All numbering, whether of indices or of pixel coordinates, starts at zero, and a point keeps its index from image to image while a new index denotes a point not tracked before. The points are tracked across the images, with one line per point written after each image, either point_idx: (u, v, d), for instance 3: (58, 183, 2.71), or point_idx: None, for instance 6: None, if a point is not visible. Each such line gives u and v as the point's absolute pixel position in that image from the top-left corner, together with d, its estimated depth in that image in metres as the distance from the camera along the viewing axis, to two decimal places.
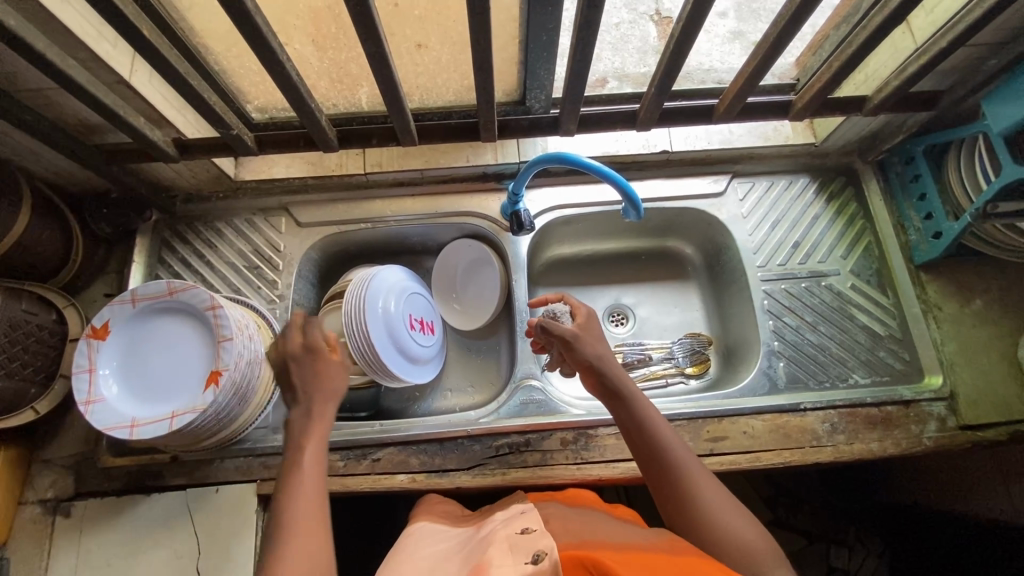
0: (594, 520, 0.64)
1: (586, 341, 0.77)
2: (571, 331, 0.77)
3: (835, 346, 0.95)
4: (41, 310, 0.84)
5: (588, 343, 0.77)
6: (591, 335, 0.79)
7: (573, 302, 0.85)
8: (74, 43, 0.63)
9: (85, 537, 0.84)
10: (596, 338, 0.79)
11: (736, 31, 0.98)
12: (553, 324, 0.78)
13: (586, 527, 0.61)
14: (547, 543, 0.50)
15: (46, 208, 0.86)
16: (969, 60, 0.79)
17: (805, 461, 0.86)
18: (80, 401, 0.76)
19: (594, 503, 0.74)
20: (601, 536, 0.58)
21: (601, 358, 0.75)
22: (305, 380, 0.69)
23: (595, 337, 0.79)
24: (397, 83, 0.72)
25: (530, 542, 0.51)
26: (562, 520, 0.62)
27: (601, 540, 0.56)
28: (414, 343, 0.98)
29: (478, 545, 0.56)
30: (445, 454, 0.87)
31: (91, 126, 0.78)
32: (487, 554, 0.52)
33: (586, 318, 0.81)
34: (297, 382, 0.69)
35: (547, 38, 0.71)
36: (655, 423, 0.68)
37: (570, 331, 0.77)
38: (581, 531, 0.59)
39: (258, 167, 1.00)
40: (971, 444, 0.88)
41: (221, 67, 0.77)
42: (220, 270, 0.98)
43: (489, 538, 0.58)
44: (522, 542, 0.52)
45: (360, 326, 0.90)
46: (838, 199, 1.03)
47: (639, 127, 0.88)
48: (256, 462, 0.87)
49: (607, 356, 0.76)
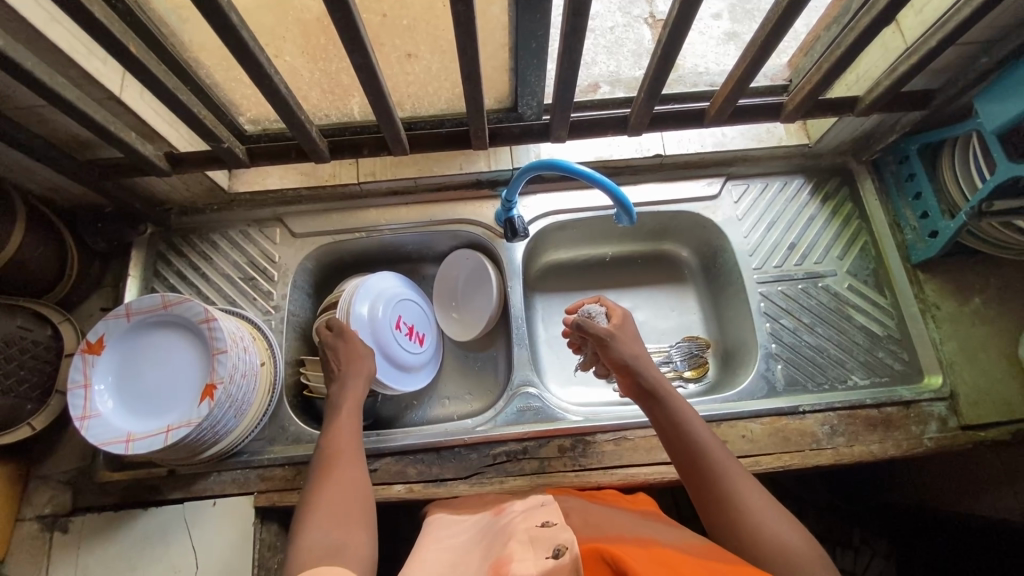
0: (614, 513, 0.65)
1: (623, 341, 0.77)
2: (606, 330, 0.77)
3: (833, 348, 0.95)
4: (35, 325, 0.84)
5: (625, 341, 0.77)
6: (625, 333, 0.79)
7: (608, 305, 0.85)
8: (63, 60, 0.63)
9: (82, 553, 0.83)
10: (633, 338, 0.79)
11: (731, 32, 1.01)
12: (588, 321, 0.76)
13: (605, 519, 0.62)
14: (568, 538, 0.51)
15: (40, 224, 0.86)
16: (960, 59, 0.79)
17: (805, 464, 0.86)
18: (75, 417, 0.76)
19: (612, 499, 0.75)
20: (618, 526, 0.60)
21: (638, 356, 0.75)
22: (339, 365, 0.83)
23: (629, 334, 0.79)
24: (386, 94, 0.72)
25: (550, 538, 0.53)
26: (581, 512, 0.64)
27: (621, 533, 0.57)
28: (404, 350, 0.98)
29: (500, 540, 0.58)
30: (442, 464, 0.87)
31: (83, 142, 0.78)
32: (509, 547, 0.54)
33: (619, 319, 0.81)
34: (335, 366, 0.83)
35: (537, 46, 0.71)
36: (692, 423, 0.68)
37: (606, 330, 0.77)
38: (599, 521, 0.61)
39: (251, 179, 1.00)
40: (973, 444, 0.87)
41: (212, 81, 0.78)
42: (215, 282, 0.98)
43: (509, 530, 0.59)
44: (543, 535, 0.54)
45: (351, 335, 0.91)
46: (833, 199, 1.03)
47: (631, 132, 0.88)
48: (252, 474, 0.87)
49: (643, 355, 0.76)
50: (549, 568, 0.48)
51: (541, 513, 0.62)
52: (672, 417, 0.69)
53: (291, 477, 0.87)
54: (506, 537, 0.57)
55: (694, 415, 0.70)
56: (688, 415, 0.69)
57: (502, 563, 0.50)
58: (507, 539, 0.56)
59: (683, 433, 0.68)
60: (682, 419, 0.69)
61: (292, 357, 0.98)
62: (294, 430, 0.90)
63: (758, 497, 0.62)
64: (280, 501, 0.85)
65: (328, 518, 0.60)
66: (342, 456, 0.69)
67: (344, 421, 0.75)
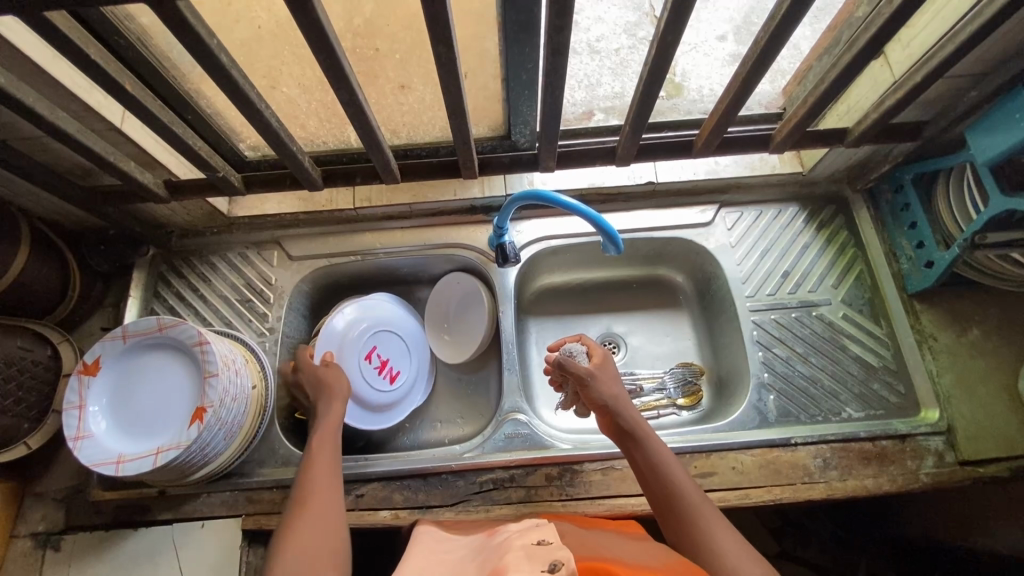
0: (605, 539, 0.64)
1: (602, 381, 0.78)
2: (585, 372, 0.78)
3: (827, 378, 0.94)
4: (35, 345, 0.86)
5: (605, 382, 0.78)
6: (603, 370, 0.80)
7: (589, 344, 0.83)
8: (65, 95, 0.66)
9: (72, 571, 0.85)
10: (612, 378, 0.79)
11: (735, 54, 1.03)
12: (570, 361, 0.78)
13: (599, 545, 0.60)
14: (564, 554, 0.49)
15: (44, 246, 0.89)
16: (950, 92, 0.78)
17: (795, 498, 0.84)
18: (68, 438, 0.78)
19: (608, 526, 0.72)
20: (614, 552, 0.58)
21: (615, 396, 0.77)
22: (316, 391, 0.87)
23: (608, 370, 0.80)
24: (376, 126, 0.73)
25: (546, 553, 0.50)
26: (577, 537, 0.62)
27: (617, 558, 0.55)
28: (372, 387, 1.00)
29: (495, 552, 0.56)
30: (428, 490, 0.86)
31: (85, 169, 0.81)
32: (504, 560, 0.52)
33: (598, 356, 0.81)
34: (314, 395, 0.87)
35: (526, 78, 0.73)
36: (666, 462, 0.69)
37: (586, 369, 0.78)
38: (595, 546, 0.59)
39: (251, 204, 1.02)
40: (971, 480, 0.85)
41: (213, 110, 0.80)
42: (213, 304, 1.00)
43: (504, 546, 0.58)
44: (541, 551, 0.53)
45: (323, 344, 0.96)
46: (828, 227, 1.02)
47: (619, 162, 0.89)
48: (241, 497, 0.88)
49: (623, 396, 0.77)
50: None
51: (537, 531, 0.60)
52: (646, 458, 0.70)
53: (279, 500, 0.87)
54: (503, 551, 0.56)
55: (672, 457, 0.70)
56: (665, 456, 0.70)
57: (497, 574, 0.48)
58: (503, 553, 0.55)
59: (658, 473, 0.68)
60: (659, 457, 0.70)
61: (286, 379, 0.99)
62: (284, 453, 0.91)
63: (730, 536, 0.60)
64: (267, 524, 0.85)
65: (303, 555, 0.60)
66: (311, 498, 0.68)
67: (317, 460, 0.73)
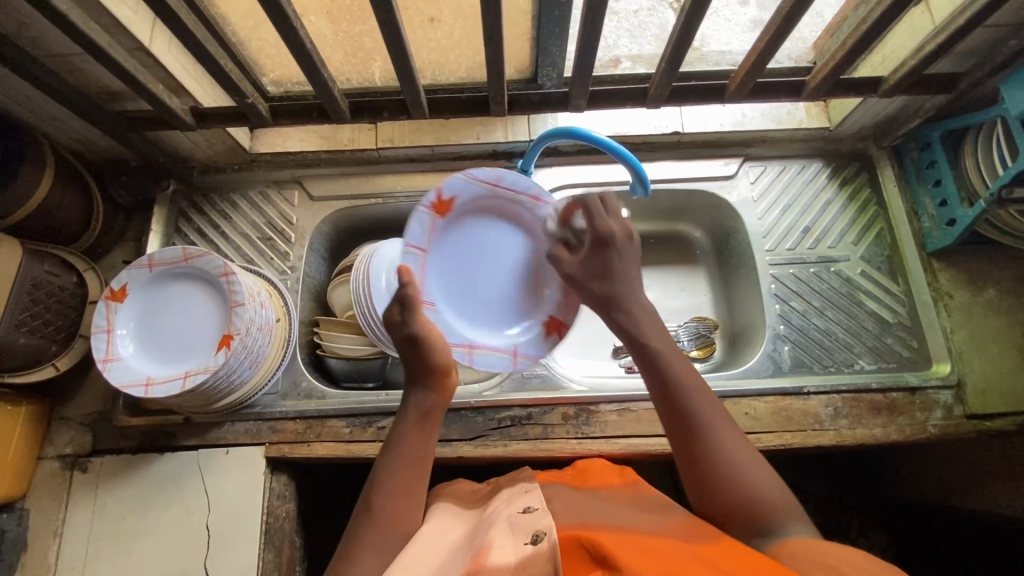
0: (593, 494, 0.68)
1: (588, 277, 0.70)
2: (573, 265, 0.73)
3: (841, 332, 0.95)
4: (62, 271, 0.87)
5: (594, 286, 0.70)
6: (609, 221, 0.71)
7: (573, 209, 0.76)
8: (96, 7, 0.65)
9: (100, 491, 0.87)
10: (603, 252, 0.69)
11: (757, 19, 0.95)
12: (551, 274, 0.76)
13: (588, 506, 0.63)
14: (546, 524, 0.54)
15: (68, 174, 0.88)
16: (988, 41, 0.78)
17: (806, 444, 0.86)
18: (98, 360, 0.79)
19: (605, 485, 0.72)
20: (603, 516, 0.60)
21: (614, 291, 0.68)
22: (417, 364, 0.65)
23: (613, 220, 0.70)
24: (408, 53, 0.72)
25: (529, 523, 0.55)
26: (565, 499, 0.65)
27: (602, 518, 0.59)
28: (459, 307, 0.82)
29: (482, 525, 0.60)
30: (448, 425, 0.88)
31: (113, 93, 0.80)
32: (490, 539, 0.54)
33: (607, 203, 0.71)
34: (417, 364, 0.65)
35: (560, 14, 0.71)
36: (688, 388, 0.61)
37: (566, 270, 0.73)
38: (584, 509, 0.62)
39: (273, 140, 1.01)
40: (977, 432, 0.87)
41: (238, 39, 0.79)
42: (234, 242, 1.00)
43: (492, 516, 0.61)
44: (524, 525, 0.55)
45: (368, 265, 0.92)
46: (851, 184, 1.02)
47: (649, 105, 0.88)
48: (264, 426, 0.89)
49: (618, 284, 0.68)
50: (527, 555, 0.51)
51: (524, 499, 0.62)
52: (675, 394, 0.60)
53: (302, 431, 0.89)
54: (488, 526, 0.58)
55: (690, 376, 0.62)
56: (685, 378, 0.61)
57: (480, 552, 0.53)
58: (489, 525, 0.58)
59: (684, 407, 0.60)
60: (681, 386, 0.61)
61: (307, 318, 1.01)
62: (306, 386, 0.93)
63: (749, 454, 0.58)
64: (290, 453, 0.88)
65: (390, 509, 0.59)
66: (415, 471, 0.61)
67: (412, 426, 0.63)
